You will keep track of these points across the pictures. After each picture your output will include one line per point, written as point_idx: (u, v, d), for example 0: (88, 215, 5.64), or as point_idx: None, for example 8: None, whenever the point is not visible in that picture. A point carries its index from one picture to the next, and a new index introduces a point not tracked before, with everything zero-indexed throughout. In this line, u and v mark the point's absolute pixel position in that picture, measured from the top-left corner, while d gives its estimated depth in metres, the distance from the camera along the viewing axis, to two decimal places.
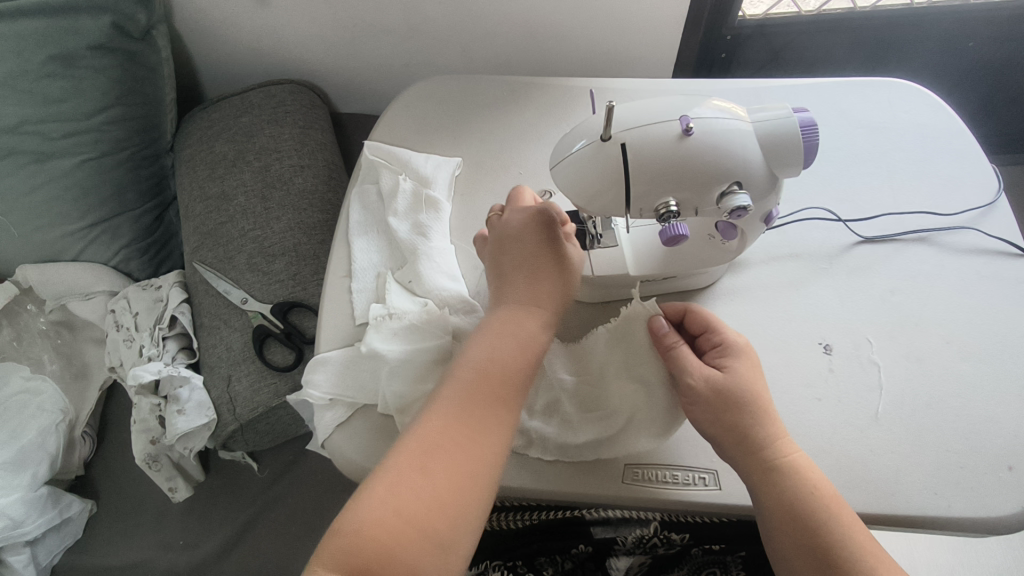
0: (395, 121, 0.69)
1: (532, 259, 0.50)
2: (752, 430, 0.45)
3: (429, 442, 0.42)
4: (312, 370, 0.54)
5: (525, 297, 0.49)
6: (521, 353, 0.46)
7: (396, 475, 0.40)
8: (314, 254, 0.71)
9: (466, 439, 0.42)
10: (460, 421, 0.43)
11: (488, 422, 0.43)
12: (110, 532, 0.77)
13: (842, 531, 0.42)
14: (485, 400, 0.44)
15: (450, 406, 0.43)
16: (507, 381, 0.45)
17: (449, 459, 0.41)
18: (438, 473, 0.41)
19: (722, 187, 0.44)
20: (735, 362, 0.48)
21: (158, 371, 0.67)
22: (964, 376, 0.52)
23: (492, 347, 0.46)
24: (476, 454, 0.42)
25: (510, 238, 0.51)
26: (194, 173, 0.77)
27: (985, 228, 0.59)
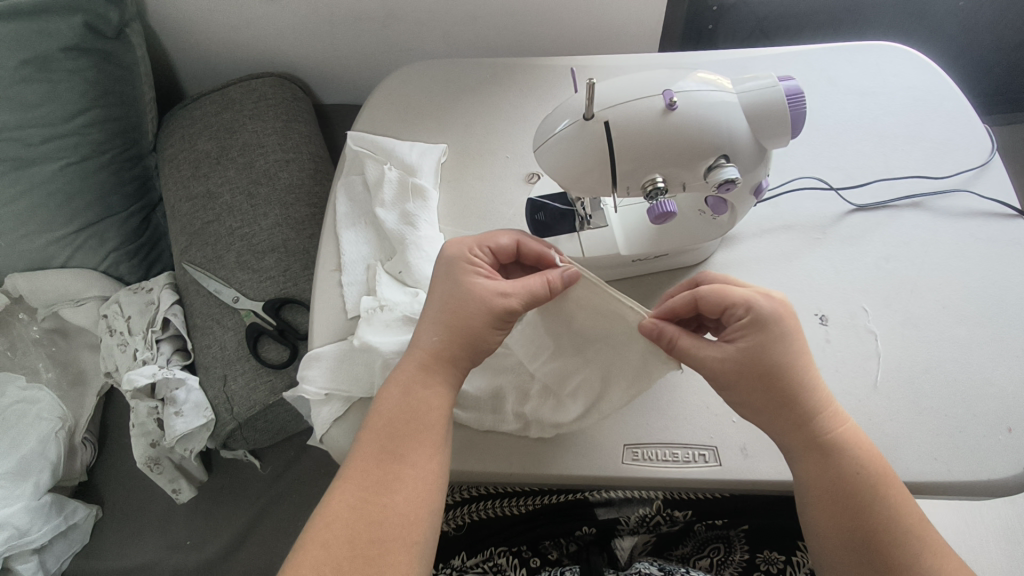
0: (377, 110, 0.68)
1: (450, 303, 0.46)
2: (789, 406, 0.43)
3: (349, 503, 0.40)
4: (306, 365, 0.54)
5: (445, 340, 0.45)
6: (418, 413, 0.43)
7: (323, 542, 0.39)
8: (303, 249, 0.70)
9: (390, 490, 0.41)
10: (376, 468, 0.41)
11: (412, 461, 0.42)
12: (119, 535, 0.77)
13: (887, 508, 0.41)
14: (403, 438, 0.42)
15: (373, 444, 0.42)
16: (426, 425, 0.43)
17: (370, 510, 0.40)
18: (370, 531, 0.39)
19: (708, 162, 0.43)
20: (761, 337, 0.43)
21: (153, 375, 0.66)
22: (961, 341, 0.52)
23: (412, 381, 0.44)
24: (408, 496, 0.41)
25: (446, 283, 0.47)
26: (179, 172, 0.76)
27: (979, 190, 0.59)
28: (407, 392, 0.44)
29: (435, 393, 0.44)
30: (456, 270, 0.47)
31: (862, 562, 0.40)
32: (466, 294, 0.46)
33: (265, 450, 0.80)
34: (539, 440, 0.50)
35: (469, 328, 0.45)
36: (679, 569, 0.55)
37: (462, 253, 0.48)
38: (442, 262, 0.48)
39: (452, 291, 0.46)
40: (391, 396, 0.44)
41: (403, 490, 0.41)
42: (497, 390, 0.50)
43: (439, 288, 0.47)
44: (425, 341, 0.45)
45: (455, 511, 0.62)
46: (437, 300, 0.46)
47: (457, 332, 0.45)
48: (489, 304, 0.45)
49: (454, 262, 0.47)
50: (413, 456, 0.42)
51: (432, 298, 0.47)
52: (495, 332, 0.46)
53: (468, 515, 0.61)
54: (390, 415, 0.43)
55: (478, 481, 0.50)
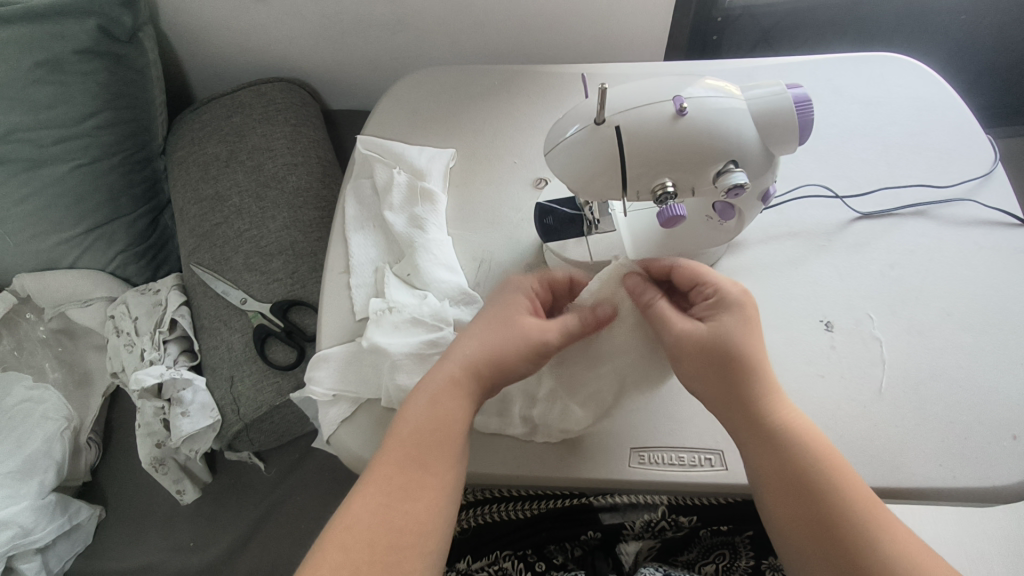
0: (386, 115, 0.69)
1: (495, 325, 0.48)
2: (739, 392, 0.44)
3: (369, 509, 0.40)
4: (314, 366, 0.54)
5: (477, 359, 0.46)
6: (443, 429, 0.43)
7: (342, 547, 0.39)
8: (311, 251, 0.71)
9: (410, 498, 0.41)
10: (398, 477, 0.41)
11: (431, 472, 0.42)
12: (121, 536, 0.77)
13: (838, 495, 0.40)
14: (426, 450, 0.42)
15: (394, 452, 0.42)
16: (448, 437, 0.43)
17: (390, 518, 0.40)
18: (386, 539, 0.39)
19: (717, 167, 0.44)
20: (724, 315, 0.45)
21: (160, 375, 0.66)
22: (966, 348, 0.52)
23: (439, 392, 0.44)
24: (427, 505, 0.41)
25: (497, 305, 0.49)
26: (188, 174, 0.76)
27: (983, 199, 0.59)
28: (433, 403, 0.44)
29: (461, 408, 0.44)
30: (507, 298, 0.49)
31: (816, 550, 0.40)
32: (511, 319, 0.48)
33: (269, 452, 0.80)
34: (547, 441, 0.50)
35: (503, 353, 0.46)
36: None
37: (517, 286, 0.50)
38: (505, 288, 0.51)
39: (500, 314, 0.48)
40: (420, 408, 0.44)
41: (422, 500, 0.41)
42: (504, 393, 0.51)
43: (490, 310, 0.49)
44: (459, 350, 0.47)
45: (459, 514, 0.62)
46: (490, 312, 0.49)
47: (492, 354, 0.46)
48: (528, 333, 0.47)
49: (510, 292, 0.50)
50: (435, 469, 0.42)
51: (486, 311, 0.49)
52: (524, 363, 0.47)
53: (474, 518, 0.61)
54: (416, 426, 0.43)
55: (484, 483, 0.50)
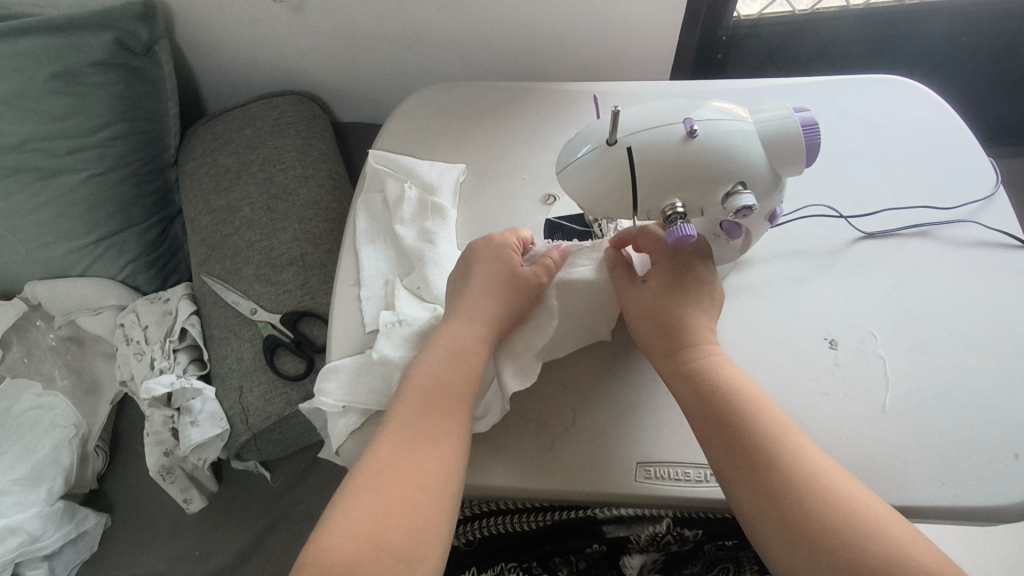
0: (397, 130, 0.70)
1: (496, 274, 0.53)
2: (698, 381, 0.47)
3: (382, 466, 0.43)
4: (324, 377, 0.55)
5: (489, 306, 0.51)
6: (459, 372, 0.48)
7: (364, 492, 0.42)
8: (321, 263, 0.71)
9: (424, 448, 0.44)
10: (412, 430, 0.45)
11: (445, 418, 0.46)
12: (126, 545, 0.77)
13: (779, 455, 0.43)
14: (439, 400, 0.46)
15: (406, 409, 0.46)
16: (457, 386, 0.47)
17: (405, 472, 0.43)
18: (403, 482, 0.42)
19: (726, 188, 0.44)
20: (681, 285, 0.51)
21: (171, 384, 0.67)
22: (968, 367, 0.53)
23: (449, 346, 0.49)
24: (440, 452, 0.44)
25: (490, 259, 0.54)
26: (200, 186, 0.77)
27: (985, 221, 0.60)
28: (442, 357, 0.48)
29: (473, 354, 0.49)
30: (496, 251, 0.54)
31: (763, 510, 0.41)
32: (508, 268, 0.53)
33: (275, 461, 0.80)
34: (553, 454, 0.51)
35: (512, 297, 0.52)
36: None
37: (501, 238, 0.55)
38: (488, 244, 0.55)
39: (497, 264, 0.53)
40: (430, 362, 0.48)
41: (435, 447, 0.44)
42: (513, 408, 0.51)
43: (481, 263, 0.54)
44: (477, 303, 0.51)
45: (464, 527, 0.62)
46: (494, 264, 0.53)
47: (500, 295, 0.52)
48: (530, 276, 0.53)
49: (499, 246, 0.55)
50: (446, 417, 0.46)
51: (483, 263, 0.54)
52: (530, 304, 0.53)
53: (478, 531, 0.61)
54: (427, 380, 0.47)
55: (493, 497, 0.51)
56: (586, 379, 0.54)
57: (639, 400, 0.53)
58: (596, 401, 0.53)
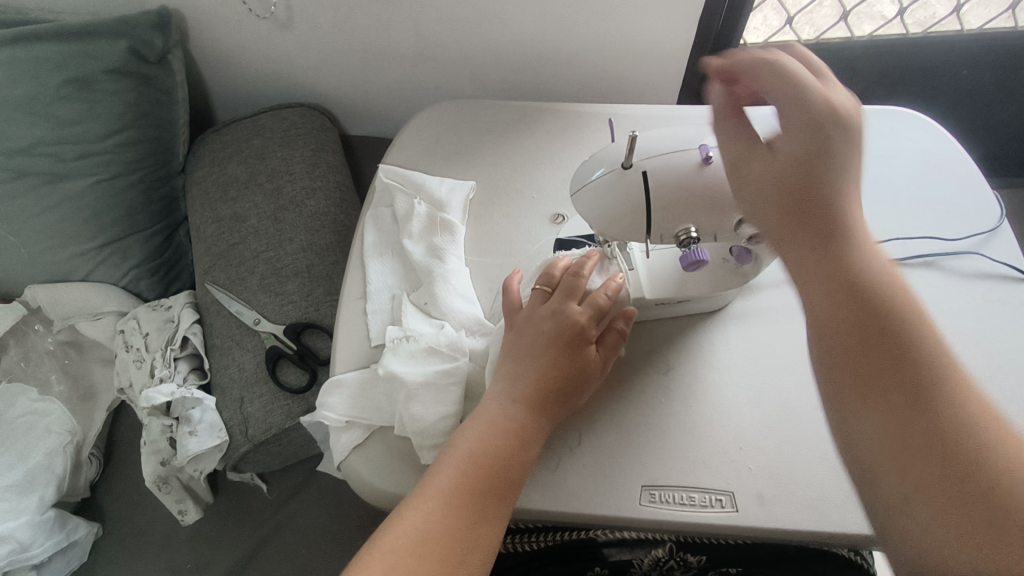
0: (407, 145, 0.71)
1: (559, 351, 0.48)
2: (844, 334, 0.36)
3: (417, 527, 0.41)
4: (327, 391, 0.56)
5: (549, 387, 0.47)
6: (510, 454, 0.45)
7: (396, 552, 0.40)
8: (326, 275, 0.71)
9: (466, 525, 0.42)
10: (454, 497, 0.43)
11: (487, 499, 0.43)
12: (117, 556, 0.76)
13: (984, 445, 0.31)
14: (484, 480, 0.43)
15: (449, 477, 0.43)
16: (507, 459, 0.45)
17: (443, 543, 0.41)
18: (439, 550, 0.41)
19: (739, 215, 0.45)
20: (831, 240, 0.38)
21: (171, 394, 0.65)
22: None
23: (502, 422, 0.46)
24: (477, 531, 0.42)
25: (552, 326, 0.49)
26: (207, 195, 0.77)
27: (990, 254, 0.61)
28: (492, 430, 0.45)
29: (527, 437, 0.46)
30: (559, 316, 0.50)
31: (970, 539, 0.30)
32: (573, 342, 0.49)
33: (272, 474, 0.79)
34: (557, 475, 0.50)
35: (572, 380, 0.48)
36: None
37: (566, 297, 0.51)
38: (557, 303, 0.51)
39: (561, 335, 0.49)
40: (479, 433, 0.45)
41: (472, 524, 0.42)
42: None
43: (545, 329, 0.49)
44: (524, 367, 0.48)
45: None
46: (540, 323, 0.50)
47: (562, 376, 0.48)
48: (590, 358, 0.49)
49: (564, 309, 0.50)
50: (490, 495, 0.43)
51: (529, 326, 0.50)
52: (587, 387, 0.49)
53: None
54: (476, 452, 0.44)
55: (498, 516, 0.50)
56: (595, 401, 0.54)
57: (648, 423, 0.53)
58: (600, 420, 0.53)
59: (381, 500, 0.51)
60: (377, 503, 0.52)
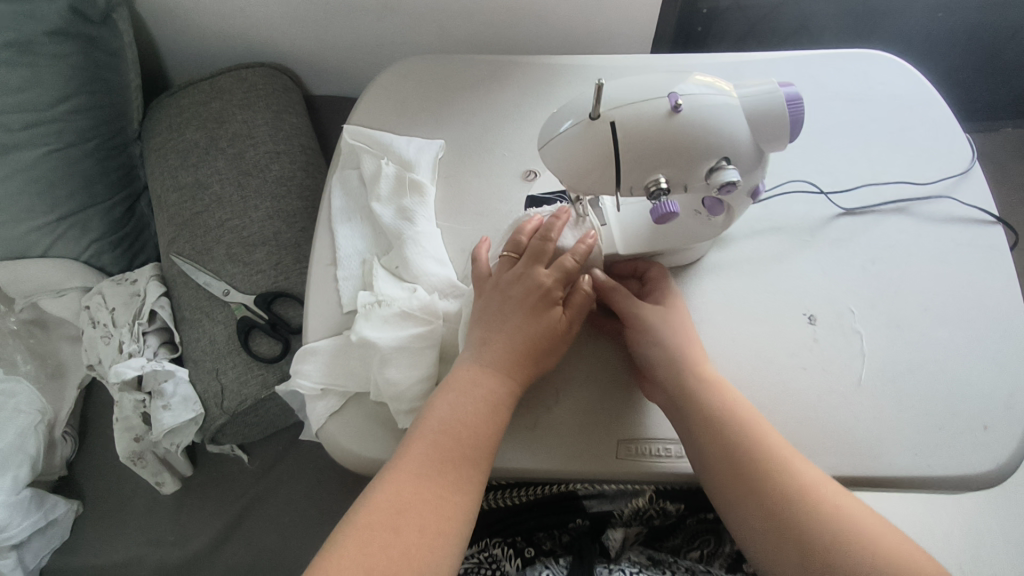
0: (372, 104, 0.68)
1: (525, 316, 0.48)
2: (750, 506, 0.44)
3: (390, 499, 0.42)
4: (301, 359, 0.55)
5: (517, 353, 0.47)
6: (480, 421, 0.44)
7: (371, 528, 0.41)
8: (295, 242, 0.69)
9: (437, 498, 0.42)
10: (424, 471, 0.43)
11: (458, 469, 0.43)
12: (99, 532, 0.76)
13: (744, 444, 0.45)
14: (451, 449, 0.43)
15: (417, 450, 0.43)
16: (479, 426, 0.44)
17: (415, 518, 0.41)
18: (414, 521, 0.41)
19: (710, 163, 0.44)
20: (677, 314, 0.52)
21: (141, 368, 0.64)
22: (941, 342, 0.54)
23: (469, 390, 0.45)
24: (448, 503, 0.42)
25: (517, 291, 0.48)
26: (166, 161, 0.74)
27: (961, 196, 0.61)
28: (459, 398, 0.45)
29: (495, 406, 0.45)
30: (524, 281, 0.49)
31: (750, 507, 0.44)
32: (538, 306, 0.48)
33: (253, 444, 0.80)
34: (537, 433, 0.50)
35: (539, 345, 0.47)
36: (668, 559, 0.58)
37: (533, 261, 0.49)
38: (523, 267, 0.49)
39: (523, 301, 0.48)
40: (446, 400, 0.45)
41: (445, 495, 0.42)
42: None
43: (511, 295, 0.48)
44: (493, 332, 0.47)
45: None
46: (506, 289, 0.49)
47: (528, 340, 0.47)
48: (557, 320, 0.48)
49: (529, 274, 0.49)
50: (460, 467, 0.43)
51: (496, 292, 0.49)
52: (557, 351, 0.48)
53: None
54: (446, 420, 0.44)
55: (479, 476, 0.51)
56: (574, 358, 0.54)
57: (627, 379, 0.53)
58: (580, 378, 0.53)
59: (359, 466, 0.52)
60: (355, 468, 0.52)
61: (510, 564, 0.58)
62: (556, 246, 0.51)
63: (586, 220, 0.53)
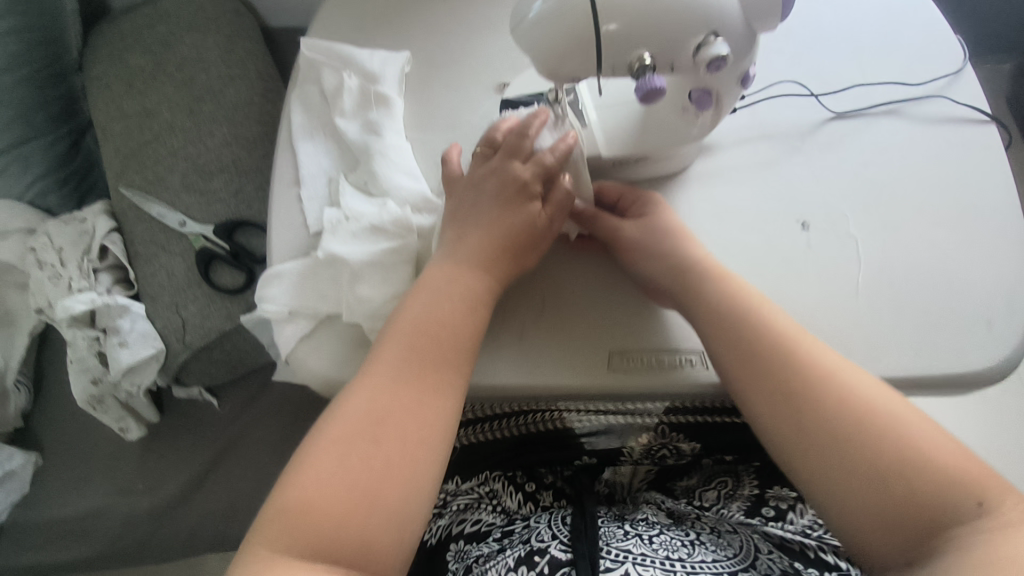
0: (331, 17, 0.63)
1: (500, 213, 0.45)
2: (780, 404, 0.41)
3: (366, 408, 0.39)
4: (265, 284, 0.51)
5: (493, 251, 0.44)
6: (458, 322, 0.42)
7: (347, 439, 0.38)
8: (256, 169, 0.65)
9: (418, 405, 0.39)
10: (403, 376, 0.40)
11: (438, 373, 0.40)
12: (62, 484, 0.73)
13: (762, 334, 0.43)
14: (430, 351, 0.41)
15: (394, 355, 0.40)
16: (458, 327, 0.42)
17: (395, 427, 0.38)
18: (394, 431, 0.38)
19: (698, 38, 0.40)
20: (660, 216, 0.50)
21: (91, 302, 0.60)
22: (937, 241, 0.52)
23: (446, 292, 0.42)
24: (431, 409, 0.39)
25: (491, 189, 0.46)
26: (108, 90, 0.68)
27: (954, 95, 0.58)
28: (435, 300, 0.42)
29: (474, 306, 0.42)
30: (498, 179, 0.46)
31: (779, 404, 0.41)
32: (513, 202, 0.46)
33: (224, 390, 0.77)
34: (521, 345, 0.48)
35: (517, 244, 0.45)
36: (690, 515, 0.56)
37: (508, 158, 0.47)
38: (497, 164, 0.47)
39: (499, 200, 0.46)
40: (421, 302, 0.42)
41: (427, 402, 0.39)
42: None
43: (486, 192, 0.46)
44: (467, 231, 0.45)
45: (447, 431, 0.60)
46: (480, 187, 0.46)
47: (504, 239, 0.45)
48: (535, 216, 0.45)
49: (504, 171, 0.46)
50: (441, 371, 0.40)
51: (468, 191, 0.47)
52: (536, 251, 0.46)
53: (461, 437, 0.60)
54: (422, 323, 0.41)
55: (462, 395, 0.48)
56: (557, 271, 0.51)
57: (615, 288, 0.50)
58: (563, 288, 0.50)
59: (333, 390, 0.48)
60: (329, 393, 0.49)
61: (511, 499, 0.58)
62: (533, 143, 0.47)
63: (567, 121, 0.50)
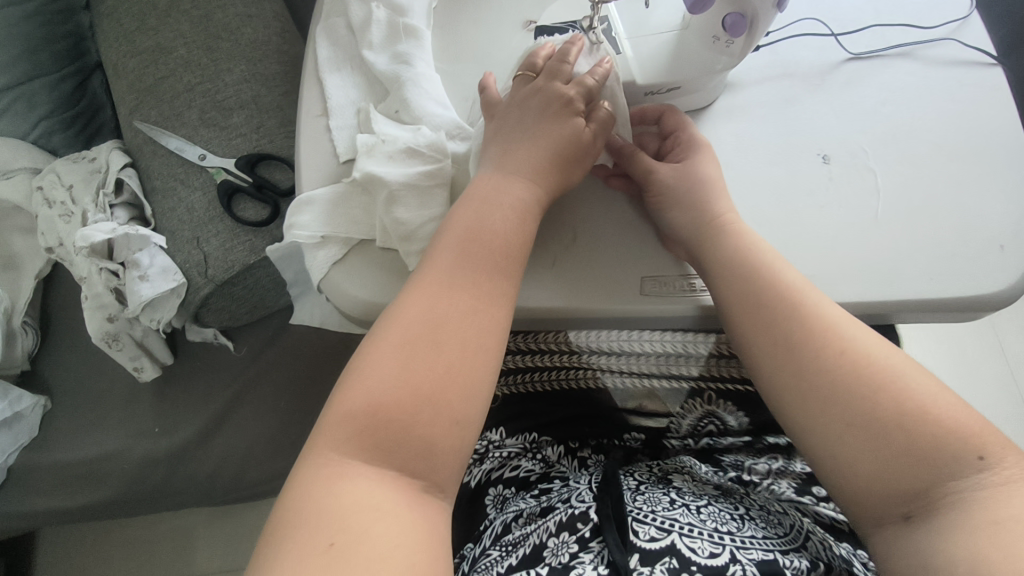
0: None
1: (547, 126, 0.46)
2: (767, 347, 0.41)
3: (421, 311, 0.39)
4: (296, 210, 0.50)
5: (539, 164, 0.45)
6: (509, 231, 0.42)
7: (405, 343, 0.38)
8: (276, 105, 0.64)
9: (473, 312, 0.39)
10: (455, 282, 0.40)
11: (491, 280, 0.41)
12: (74, 426, 0.77)
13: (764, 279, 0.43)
14: (482, 258, 0.41)
15: (447, 261, 0.41)
16: (510, 235, 0.42)
17: (450, 334, 0.38)
18: (452, 337, 0.38)
19: None
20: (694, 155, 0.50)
21: (112, 232, 0.59)
22: (954, 174, 0.53)
23: (493, 202, 0.43)
24: (485, 317, 0.39)
25: (535, 106, 0.46)
26: (121, 26, 0.67)
27: (965, 39, 0.60)
28: (483, 210, 0.43)
29: (523, 216, 0.43)
30: (543, 95, 0.46)
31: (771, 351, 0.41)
32: (558, 118, 0.46)
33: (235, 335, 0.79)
34: (555, 272, 0.48)
35: (561, 158, 0.45)
36: (738, 489, 0.52)
37: (551, 75, 0.47)
38: (540, 83, 0.47)
39: (542, 117, 0.46)
40: (470, 211, 0.43)
41: (481, 308, 0.40)
42: None
43: (531, 108, 0.46)
44: (514, 145, 0.46)
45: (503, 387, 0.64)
46: (524, 104, 0.46)
47: (551, 152, 0.45)
48: (580, 132, 0.46)
49: (547, 89, 0.46)
50: (494, 279, 0.41)
51: (512, 108, 0.47)
52: (578, 169, 0.46)
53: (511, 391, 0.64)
54: (474, 231, 0.42)
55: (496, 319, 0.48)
56: (589, 202, 0.51)
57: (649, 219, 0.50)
58: (599, 219, 0.50)
59: (369, 314, 0.48)
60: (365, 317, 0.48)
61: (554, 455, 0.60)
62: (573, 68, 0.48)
63: (602, 48, 0.51)
